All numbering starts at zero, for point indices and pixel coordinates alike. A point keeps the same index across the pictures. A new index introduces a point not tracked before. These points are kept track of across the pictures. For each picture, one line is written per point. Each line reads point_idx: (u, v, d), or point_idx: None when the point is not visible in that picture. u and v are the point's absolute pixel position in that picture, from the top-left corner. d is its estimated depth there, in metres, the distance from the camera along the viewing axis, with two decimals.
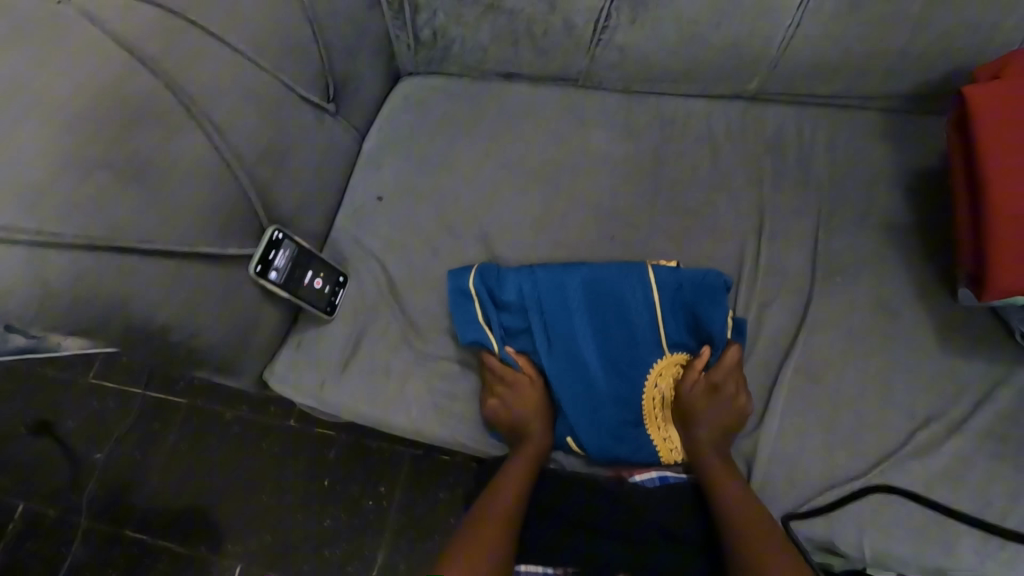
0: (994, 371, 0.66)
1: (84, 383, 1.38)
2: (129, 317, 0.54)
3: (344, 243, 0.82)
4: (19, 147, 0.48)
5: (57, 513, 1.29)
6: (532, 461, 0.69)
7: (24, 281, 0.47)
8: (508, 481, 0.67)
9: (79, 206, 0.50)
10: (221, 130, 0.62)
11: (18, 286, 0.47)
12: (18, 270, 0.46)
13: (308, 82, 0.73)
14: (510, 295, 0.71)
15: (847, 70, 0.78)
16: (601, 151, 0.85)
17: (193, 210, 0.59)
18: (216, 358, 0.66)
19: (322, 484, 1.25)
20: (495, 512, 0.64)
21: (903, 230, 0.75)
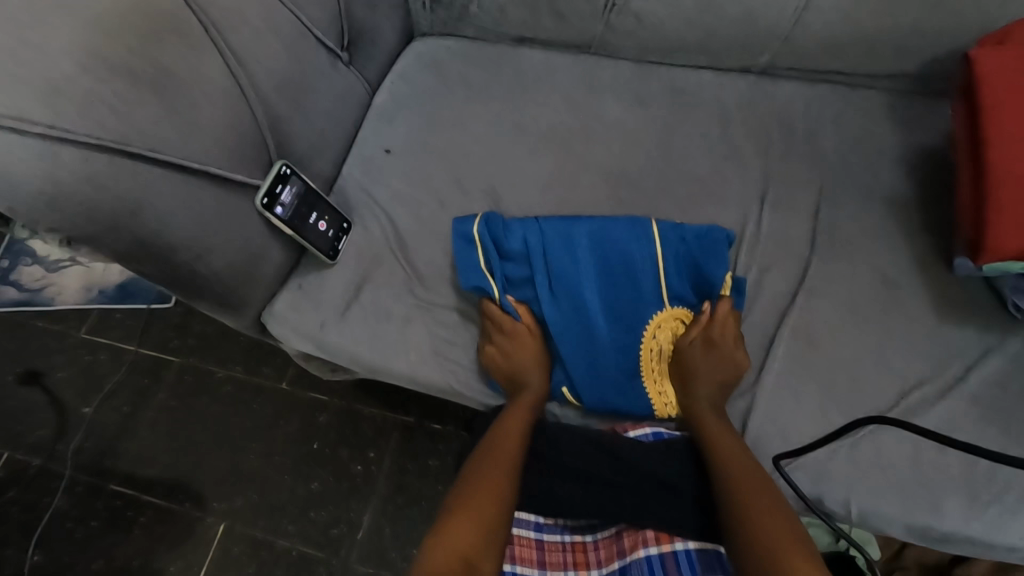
0: (989, 341, 0.66)
1: (76, 335, 1.36)
2: (138, 227, 0.55)
3: (351, 190, 0.81)
4: (43, 44, 0.49)
5: (39, 464, 1.26)
6: (532, 407, 0.69)
7: (39, 174, 0.49)
8: (511, 426, 0.67)
9: (94, 108, 0.51)
10: (239, 58, 0.63)
11: (33, 178, 0.48)
12: (35, 163, 0.48)
13: (325, 25, 0.74)
14: (514, 244, 0.72)
15: (863, 48, 0.77)
16: (611, 115, 0.83)
17: (206, 130, 0.59)
18: (221, 286, 0.66)
19: (310, 449, 1.21)
20: (499, 456, 0.65)
21: (912, 203, 0.74)
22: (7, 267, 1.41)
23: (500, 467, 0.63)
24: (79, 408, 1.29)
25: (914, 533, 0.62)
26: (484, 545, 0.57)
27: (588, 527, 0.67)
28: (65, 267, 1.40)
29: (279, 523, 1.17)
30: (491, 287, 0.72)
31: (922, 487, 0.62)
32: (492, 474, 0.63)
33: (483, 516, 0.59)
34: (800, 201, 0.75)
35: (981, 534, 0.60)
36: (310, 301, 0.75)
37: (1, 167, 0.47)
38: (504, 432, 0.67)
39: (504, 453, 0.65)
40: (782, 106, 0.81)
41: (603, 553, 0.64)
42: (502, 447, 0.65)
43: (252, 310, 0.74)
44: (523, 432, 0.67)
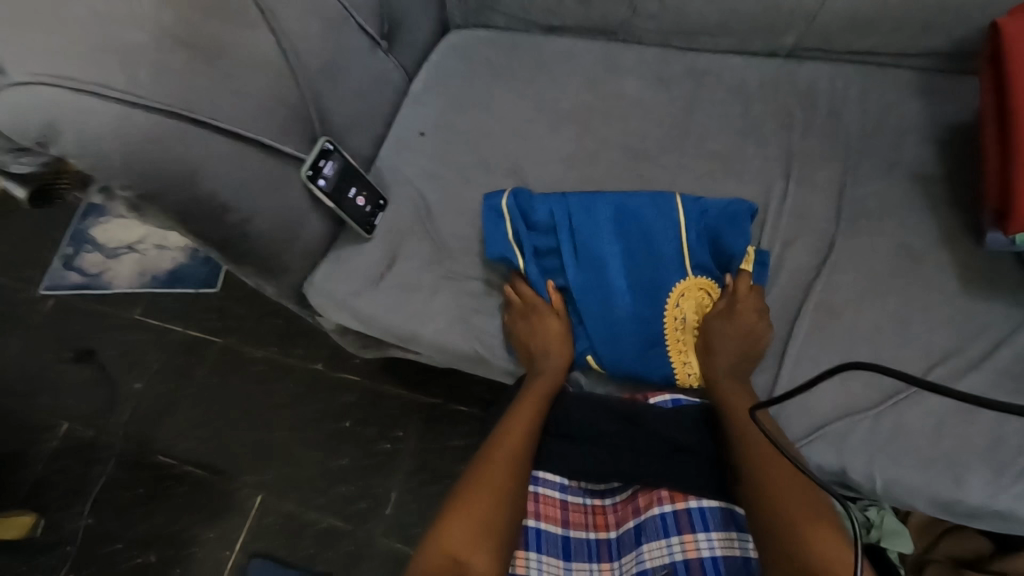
0: (1020, 315, 0.65)
1: (127, 317, 1.44)
2: (197, 186, 0.60)
3: (386, 169, 0.85)
4: (125, 25, 0.57)
5: (92, 435, 1.33)
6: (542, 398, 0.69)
7: (114, 134, 0.54)
8: (518, 418, 0.68)
9: (162, 78, 0.58)
10: (289, 40, 0.69)
11: (108, 137, 0.54)
12: (112, 124, 0.54)
13: (366, 13, 0.79)
14: (541, 216, 0.75)
15: (893, 27, 0.77)
16: (636, 97, 0.85)
17: (257, 103, 0.65)
18: (266, 250, 0.71)
19: (342, 426, 1.26)
20: (503, 449, 0.65)
21: (940, 179, 0.73)
22: (69, 254, 1.52)
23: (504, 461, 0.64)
24: (128, 383, 1.37)
25: (939, 506, 0.62)
26: (489, 530, 0.58)
27: (607, 491, 0.69)
28: (122, 254, 1.51)
29: (311, 495, 1.22)
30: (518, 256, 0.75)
31: (944, 458, 0.62)
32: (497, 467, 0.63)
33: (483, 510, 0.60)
34: (823, 177, 0.76)
35: (1006, 504, 0.59)
36: (346, 270, 0.79)
37: (81, 127, 0.53)
38: (509, 425, 0.67)
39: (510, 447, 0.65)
40: (808, 85, 0.81)
41: (621, 514, 0.66)
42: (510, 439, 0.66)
43: (293, 278, 0.79)
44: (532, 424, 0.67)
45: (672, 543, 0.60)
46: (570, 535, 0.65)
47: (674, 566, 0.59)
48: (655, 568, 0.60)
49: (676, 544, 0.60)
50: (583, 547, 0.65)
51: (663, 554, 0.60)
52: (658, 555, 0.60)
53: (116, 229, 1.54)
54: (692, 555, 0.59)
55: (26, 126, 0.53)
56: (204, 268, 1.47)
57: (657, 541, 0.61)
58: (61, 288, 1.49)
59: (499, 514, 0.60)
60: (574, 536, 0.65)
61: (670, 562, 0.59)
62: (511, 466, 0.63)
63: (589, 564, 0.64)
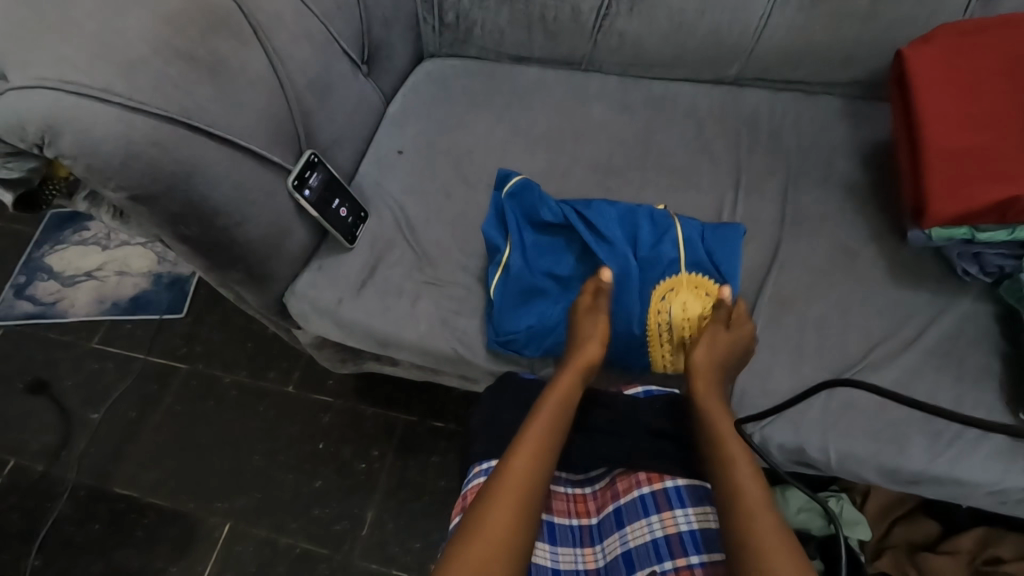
0: (942, 302, 0.74)
1: (84, 346, 1.38)
2: (191, 186, 0.64)
3: (366, 184, 0.89)
4: (130, 39, 0.61)
5: (43, 470, 1.25)
6: (550, 431, 0.65)
7: (118, 135, 0.59)
8: (530, 443, 0.63)
9: (163, 86, 0.62)
10: (279, 59, 0.73)
11: (115, 139, 0.58)
12: (118, 127, 0.59)
13: (350, 38, 0.84)
14: (549, 212, 0.78)
15: (819, 60, 0.88)
16: (600, 119, 0.93)
17: (250, 114, 0.69)
18: (252, 254, 0.74)
19: (315, 449, 1.22)
20: (507, 485, 0.59)
21: (867, 188, 0.83)
22: (21, 283, 1.46)
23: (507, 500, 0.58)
24: (85, 414, 1.30)
25: (888, 473, 0.69)
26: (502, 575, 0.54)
27: (586, 480, 0.71)
28: (80, 281, 1.45)
29: (283, 522, 1.16)
30: (512, 244, 0.78)
31: (888, 431, 0.69)
32: (501, 507, 0.58)
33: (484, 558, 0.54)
34: (768, 188, 0.85)
35: (940, 465, 0.67)
36: (329, 278, 0.82)
37: (88, 131, 0.58)
38: (519, 454, 0.62)
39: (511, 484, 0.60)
40: (750, 110, 0.92)
41: (601, 500, 0.69)
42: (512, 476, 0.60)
43: (276, 286, 0.81)
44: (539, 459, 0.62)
45: (652, 521, 0.63)
46: (553, 519, 0.68)
47: (655, 542, 0.62)
48: (637, 547, 0.63)
49: (656, 522, 0.63)
50: (566, 533, 0.67)
51: (644, 532, 0.63)
52: (640, 534, 0.63)
53: (73, 257, 1.49)
54: (671, 531, 0.62)
55: (31, 126, 0.57)
56: (168, 295, 1.42)
57: (638, 521, 0.64)
58: (11, 317, 1.42)
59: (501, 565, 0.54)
60: (558, 522, 0.68)
61: (651, 539, 0.62)
62: (514, 504, 0.58)
63: (573, 549, 0.67)
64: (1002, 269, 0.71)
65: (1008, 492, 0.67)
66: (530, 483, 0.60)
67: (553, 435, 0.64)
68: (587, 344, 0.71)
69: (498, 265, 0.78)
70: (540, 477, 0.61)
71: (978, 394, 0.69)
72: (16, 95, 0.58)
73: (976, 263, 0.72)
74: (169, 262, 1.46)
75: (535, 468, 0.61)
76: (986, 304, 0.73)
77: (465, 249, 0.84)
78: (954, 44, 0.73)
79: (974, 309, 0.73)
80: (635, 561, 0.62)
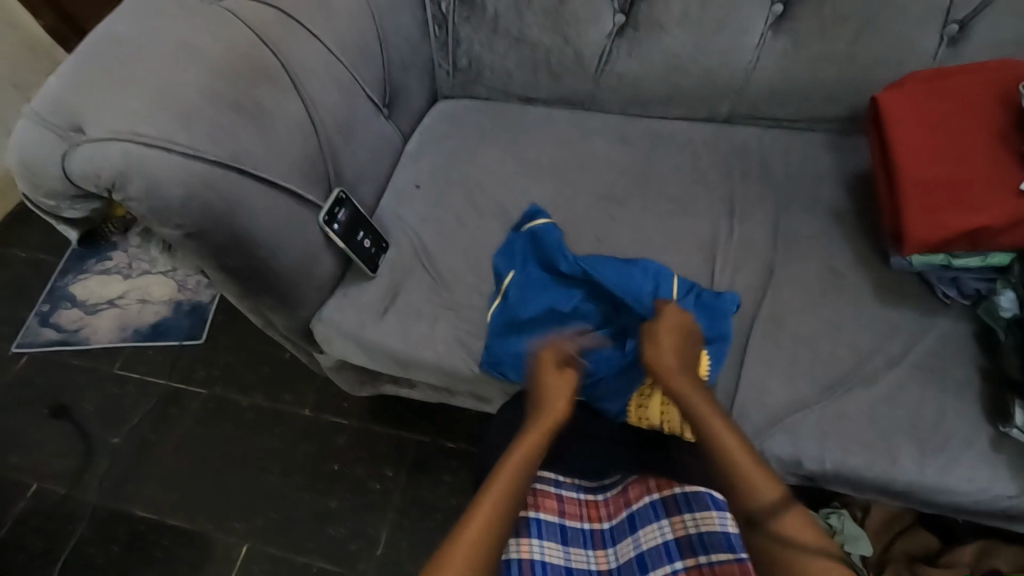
0: (926, 322, 0.79)
1: (106, 371, 1.43)
2: (238, 222, 0.72)
3: (386, 216, 0.96)
4: (188, 93, 0.69)
5: (66, 493, 1.29)
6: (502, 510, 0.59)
7: (178, 178, 0.66)
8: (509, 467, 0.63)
9: (217, 134, 0.70)
10: (313, 106, 0.81)
11: (175, 181, 0.66)
12: (179, 172, 0.66)
13: (373, 84, 0.92)
14: (566, 266, 0.82)
15: (803, 98, 0.95)
16: (603, 154, 1.00)
17: (289, 158, 0.77)
18: (286, 281, 0.81)
19: (331, 470, 1.26)
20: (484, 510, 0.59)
21: (853, 216, 0.89)
22: (45, 311, 1.52)
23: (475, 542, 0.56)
24: (107, 437, 1.34)
25: (880, 482, 0.74)
26: None
27: (600, 487, 0.75)
28: (102, 309, 1.51)
29: (299, 541, 1.20)
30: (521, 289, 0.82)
31: (879, 442, 0.74)
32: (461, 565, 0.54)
33: None
34: (761, 216, 0.91)
35: (929, 476, 0.72)
36: (354, 303, 0.88)
37: (151, 175, 0.65)
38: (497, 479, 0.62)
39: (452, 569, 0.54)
40: (741, 145, 0.99)
41: (613, 506, 0.73)
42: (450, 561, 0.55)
43: (304, 311, 0.88)
44: (482, 547, 0.56)
45: (662, 525, 0.68)
46: (566, 523, 0.72)
47: (666, 544, 0.67)
48: (650, 550, 0.67)
49: (666, 525, 0.68)
50: (578, 535, 0.71)
51: (656, 536, 0.68)
52: (652, 537, 0.68)
53: (95, 285, 1.55)
54: (681, 534, 0.67)
55: (104, 174, 0.65)
56: (187, 321, 1.48)
57: (649, 525, 0.68)
58: (36, 344, 1.47)
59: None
60: (571, 525, 0.72)
61: (662, 542, 0.67)
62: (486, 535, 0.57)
63: (585, 550, 0.71)
64: (979, 291, 0.77)
65: (993, 499, 0.71)
66: (472, 574, 0.54)
67: (511, 504, 0.60)
68: (543, 417, 0.68)
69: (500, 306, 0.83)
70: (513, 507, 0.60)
71: (962, 408, 0.74)
72: (90, 145, 0.65)
73: (955, 286, 0.79)
74: (189, 289, 1.52)
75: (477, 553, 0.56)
76: (968, 323, 0.78)
77: (479, 276, 0.89)
78: (923, 88, 0.81)
79: (956, 329, 0.78)
80: (648, 563, 0.67)
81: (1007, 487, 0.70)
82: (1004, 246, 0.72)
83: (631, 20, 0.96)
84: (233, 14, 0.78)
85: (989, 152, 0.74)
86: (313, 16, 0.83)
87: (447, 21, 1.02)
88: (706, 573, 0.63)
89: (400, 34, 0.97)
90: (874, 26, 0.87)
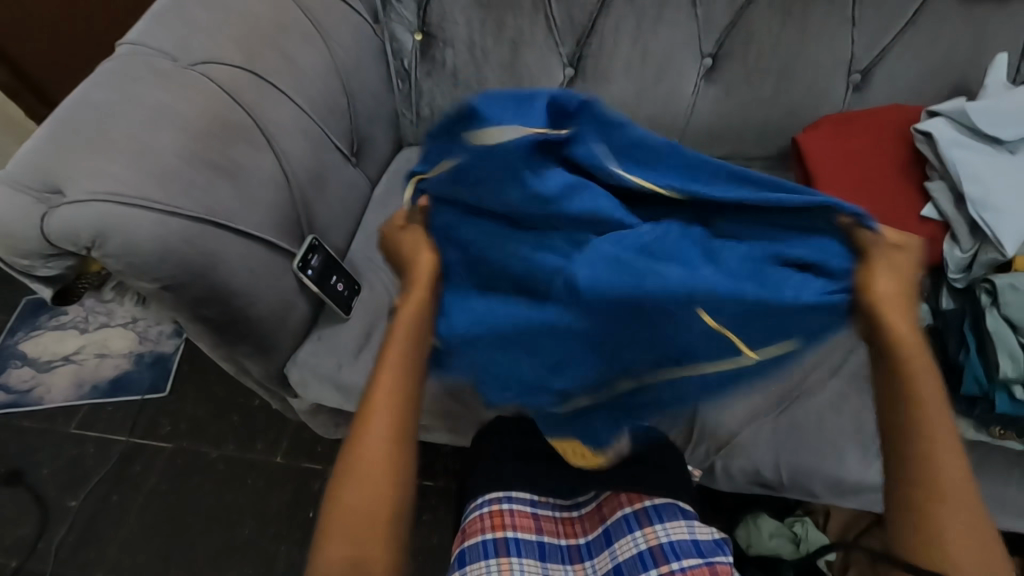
0: None
1: (63, 430, 1.37)
2: (216, 273, 0.75)
3: (359, 260, 0.99)
4: (165, 153, 0.73)
5: (18, 563, 1.22)
6: (392, 416, 0.59)
7: (159, 234, 0.70)
8: (385, 386, 0.59)
9: (195, 190, 0.74)
10: (286, 161, 0.86)
11: (156, 237, 0.70)
12: (160, 228, 0.70)
13: (341, 136, 0.97)
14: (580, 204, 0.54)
15: (736, 138, 1.06)
16: None
17: (265, 210, 0.82)
18: (262, 327, 0.84)
19: (307, 517, 1.24)
20: (366, 439, 0.58)
21: None
22: None
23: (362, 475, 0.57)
24: (64, 500, 1.28)
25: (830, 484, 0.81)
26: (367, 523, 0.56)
27: (574, 504, 0.77)
28: (57, 366, 1.45)
29: None
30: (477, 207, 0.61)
31: (827, 446, 0.82)
32: (355, 498, 0.57)
33: (347, 542, 0.55)
34: None
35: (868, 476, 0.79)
36: (328, 346, 0.90)
37: (129, 232, 0.69)
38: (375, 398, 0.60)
39: (359, 489, 0.57)
40: None
41: (589, 523, 0.74)
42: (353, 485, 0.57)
43: (279, 356, 0.90)
44: (378, 472, 0.57)
45: (636, 535, 0.69)
46: (543, 540, 0.72)
47: (641, 554, 0.67)
48: (625, 560, 0.68)
49: (640, 536, 0.68)
50: (556, 551, 0.72)
51: (630, 546, 0.68)
52: (627, 548, 0.68)
53: (49, 341, 1.49)
54: (654, 542, 0.67)
55: (83, 234, 0.68)
56: (150, 374, 1.43)
57: (624, 537, 0.69)
58: None
59: (371, 514, 0.56)
60: (548, 541, 0.72)
61: (637, 551, 0.67)
62: (381, 459, 0.58)
63: (563, 565, 0.71)
64: None
65: None
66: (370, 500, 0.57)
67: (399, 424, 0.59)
68: (414, 288, 0.61)
69: (440, 226, 0.63)
70: (402, 423, 0.59)
71: None
72: (70, 208, 0.68)
73: None
74: (151, 340, 1.47)
75: (372, 464, 0.57)
76: None
77: None
78: (834, 129, 0.93)
79: None
80: (625, 574, 0.67)
81: None
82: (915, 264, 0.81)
83: (580, 73, 1.05)
84: (205, 74, 0.82)
85: (893, 184, 0.86)
86: (283, 76, 0.89)
87: (410, 76, 1.08)
88: None
89: (366, 89, 1.03)
90: (790, 78, 0.99)
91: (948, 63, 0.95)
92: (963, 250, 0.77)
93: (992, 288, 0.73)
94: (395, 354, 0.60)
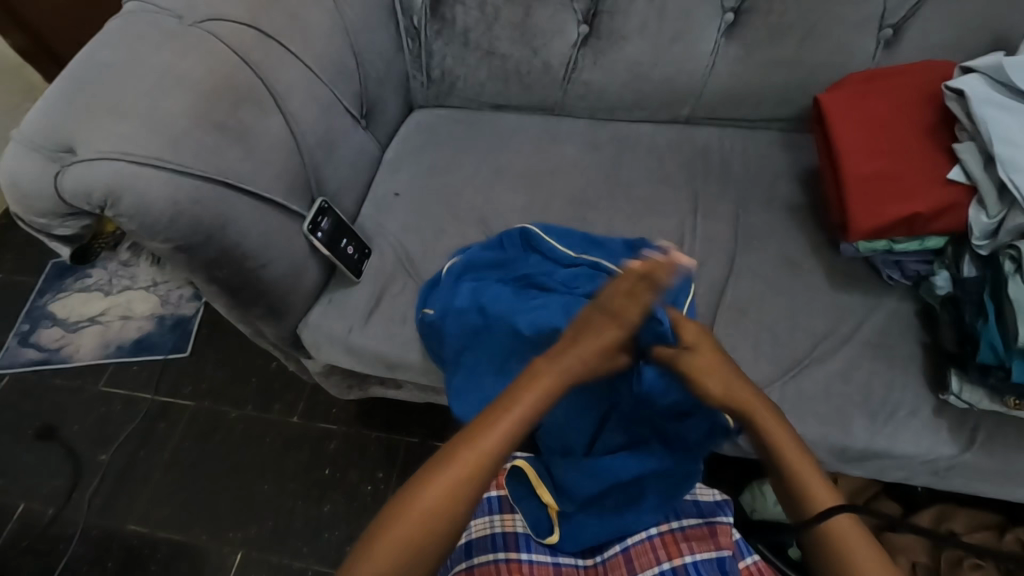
0: (874, 303, 0.86)
1: (91, 388, 1.43)
2: (227, 233, 0.76)
3: (368, 224, 0.99)
4: (174, 112, 0.73)
5: (54, 512, 1.29)
6: (483, 465, 0.55)
7: (170, 193, 0.71)
8: (495, 428, 0.57)
9: (204, 150, 0.74)
10: (293, 121, 0.85)
11: (167, 196, 0.71)
12: (171, 187, 0.71)
13: (350, 97, 0.96)
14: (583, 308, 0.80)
15: (756, 99, 1.02)
16: (573, 156, 1.04)
17: (274, 170, 0.82)
18: (273, 289, 0.85)
19: (323, 474, 1.29)
20: (449, 470, 0.55)
21: (806, 208, 0.96)
22: (25, 331, 1.51)
23: (421, 511, 0.54)
24: (95, 454, 1.35)
25: (838, 451, 0.81)
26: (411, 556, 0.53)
27: None
28: (84, 327, 1.50)
29: (295, 546, 1.22)
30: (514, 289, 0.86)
31: (833, 414, 0.80)
32: (402, 528, 0.53)
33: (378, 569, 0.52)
34: (722, 213, 0.96)
35: (878, 444, 0.78)
36: (338, 309, 0.92)
37: (140, 191, 0.69)
38: (479, 438, 0.57)
39: (410, 521, 0.54)
40: (702, 145, 1.04)
41: None
42: (414, 510, 0.54)
43: (291, 318, 0.92)
44: (443, 510, 0.54)
45: None
46: None
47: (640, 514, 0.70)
48: None
49: None
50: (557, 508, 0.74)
51: None
52: None
53: (76, 303, 1.54)
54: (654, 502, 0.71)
55: (96, 193, 0.69)
56: (172, 336, 1.48)
57: None
58: (17, 364, 1.46)
59: (417, 546, 0.53)
60: None
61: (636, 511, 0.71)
62: (449, 496, 0.54)
63: None
64: (919, 273, 0.84)
65: (939, 460, 0.78)
66: (417, 536, 0.53)
67: (485, 465, 0.56)
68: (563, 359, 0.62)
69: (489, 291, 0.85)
70: (489, 471, 0.56)
71: (908, 381, 0.80)
72: (81, 167, 0.69)
73: (898, 269, 0.85)
74: (172, 303, 1.52)
75: (459, 488, 0.55)
76: (910, 302, 0.85)
77: None
78: (858, 88, 0.88)
79: (899, 307, 0.85)
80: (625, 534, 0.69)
81: (947, 449, 0.78)
82: (937, 231, 0.79)
83: (594, 31, 1.01)
84: (211, 32, 0.81)
85: (917, 146, 0.82)
86: (289, 35, 0.87)
87: (419, 35, 1.06)
88: (679, 536, 0.66)
89: (376, 50, 1.01)
90: (815, 33, 0.94)
91: (985, 17, 0.89)
92: (990, 216, 0.75)
93: (1017, 255, 0.70)
94: (524, 403, 0.59)
